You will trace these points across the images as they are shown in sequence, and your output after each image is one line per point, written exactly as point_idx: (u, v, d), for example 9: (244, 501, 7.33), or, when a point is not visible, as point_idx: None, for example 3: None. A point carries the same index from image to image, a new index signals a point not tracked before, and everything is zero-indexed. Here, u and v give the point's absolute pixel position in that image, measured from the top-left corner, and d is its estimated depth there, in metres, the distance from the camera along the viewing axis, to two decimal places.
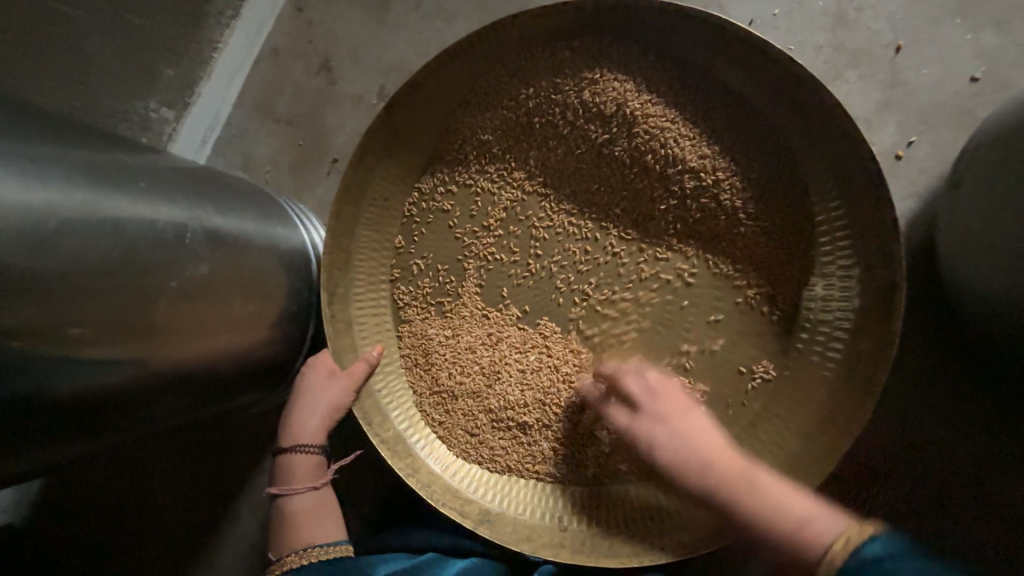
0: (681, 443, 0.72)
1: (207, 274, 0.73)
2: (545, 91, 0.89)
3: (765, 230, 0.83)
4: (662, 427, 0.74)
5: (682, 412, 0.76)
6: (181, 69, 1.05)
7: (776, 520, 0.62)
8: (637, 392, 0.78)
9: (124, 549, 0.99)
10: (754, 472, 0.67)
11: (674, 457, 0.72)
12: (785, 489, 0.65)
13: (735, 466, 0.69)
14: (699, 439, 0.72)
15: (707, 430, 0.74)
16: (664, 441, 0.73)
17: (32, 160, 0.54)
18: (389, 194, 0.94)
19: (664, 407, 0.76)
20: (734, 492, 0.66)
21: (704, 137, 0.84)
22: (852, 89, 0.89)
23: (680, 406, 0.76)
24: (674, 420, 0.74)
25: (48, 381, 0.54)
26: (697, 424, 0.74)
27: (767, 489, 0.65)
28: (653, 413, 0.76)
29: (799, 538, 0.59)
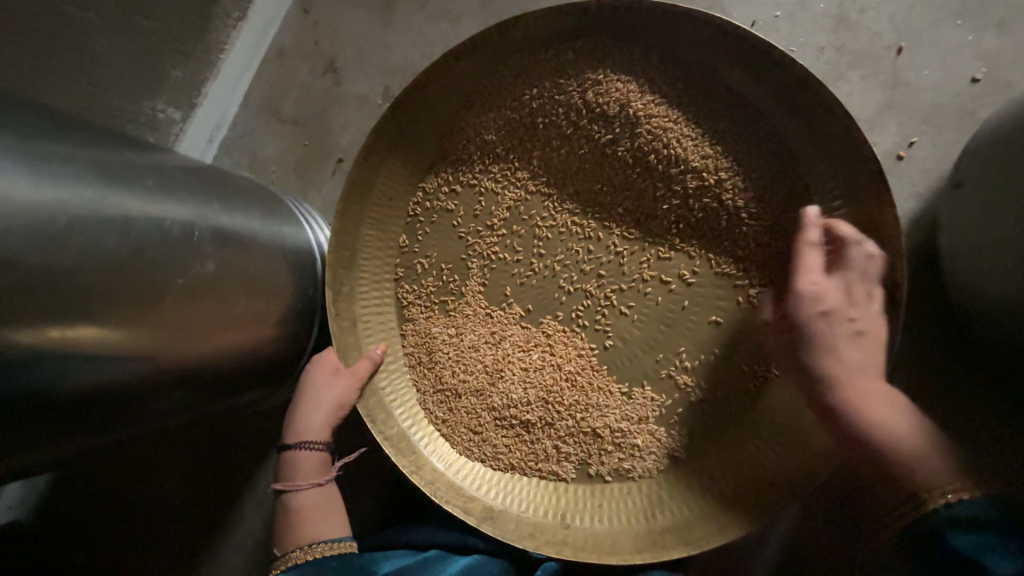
0: (857, 334, 0.72)
1: (214, 271, 0.74)
2: (549, 92, 0.89)
3: (767, 230, 0.83)
4: (826, 306, 0.73)
5: (868, 306, 0.73)
6: (188, 70, 1.06)
7: (901, 444, 0.68)
8: (848, 263, 0.74)
9: (129, 546, 1.00)
10: (883, 394, 0.70)
11: (832, 336, 0.72)
12: (895, 413, 0.69)
13: (875, 381, 0.71)
14: (860, 343, 0.72)
15: (877, 337, 0.72)
16: (831, 315, 0.73)
17: (43, 158, 0.56)
18: (393, 194, 0.95)
19: (861, 295, 0.73)
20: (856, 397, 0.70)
21: (706, 137, 0.84)
22: (853, 90, 0.90)
23: (867, 298, 0.73)
24: (866, 317, 0.72)
25: (59, 375, 0.55)
26: (866, 325, 0.72)
27: (884, 414, 0.69)
28: (817, 289, 0.73)
29: (911, 467, 0.67)
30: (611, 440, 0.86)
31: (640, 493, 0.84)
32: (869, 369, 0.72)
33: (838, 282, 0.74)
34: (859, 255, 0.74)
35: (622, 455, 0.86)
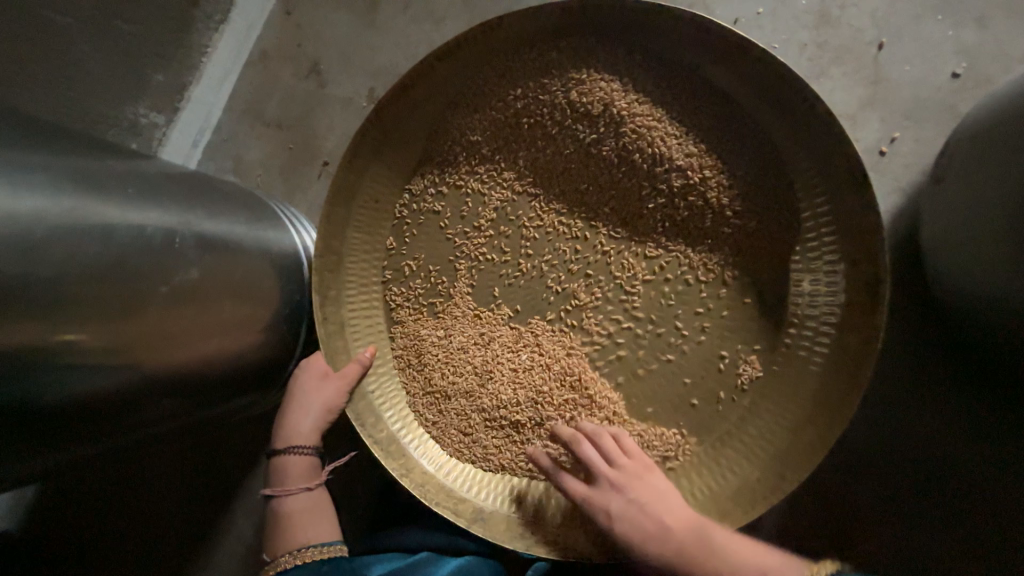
0: (638, 510, 0.74)
1: (198, 279, 0.73)
2: (533, 92, 0.89)
3: (752, 227, 0.84)
4: (621, 499, 0.75)
5: (642, 480, 0.77)
6: (170, 74, 1.05)
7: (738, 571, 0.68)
8: (595, 457, 0.79)
9: (119, 554, 0.99)
10: (710, 526, 0.73)
11: (638, 529, 0.73)
12: (744, 542, 0.72)
13: (694, 520, 0.74)
14: (668, 504, 0.75)
15: (667, 494, 0.76)
16: (624, 512, 0.74)
17: (18, 167, 0.55)
18: (379, 196, 0.94)
19: (623, 474, 0.77)
20: (704, 557, 0.70)
21: (690, 135, 0.84)
22: (836, 87, 0.90)
23: (639, 471, 0.78)
24: (636, 485, 0.76)
25: (39, 385, 0.54)
26: (660, 489, 0.76)
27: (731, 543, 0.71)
28: (614, 482, 0.76)
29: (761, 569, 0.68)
30: None
31: None
32: (664, 497, 0.75)
33: (609, 448, 0.79)
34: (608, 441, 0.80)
35: None
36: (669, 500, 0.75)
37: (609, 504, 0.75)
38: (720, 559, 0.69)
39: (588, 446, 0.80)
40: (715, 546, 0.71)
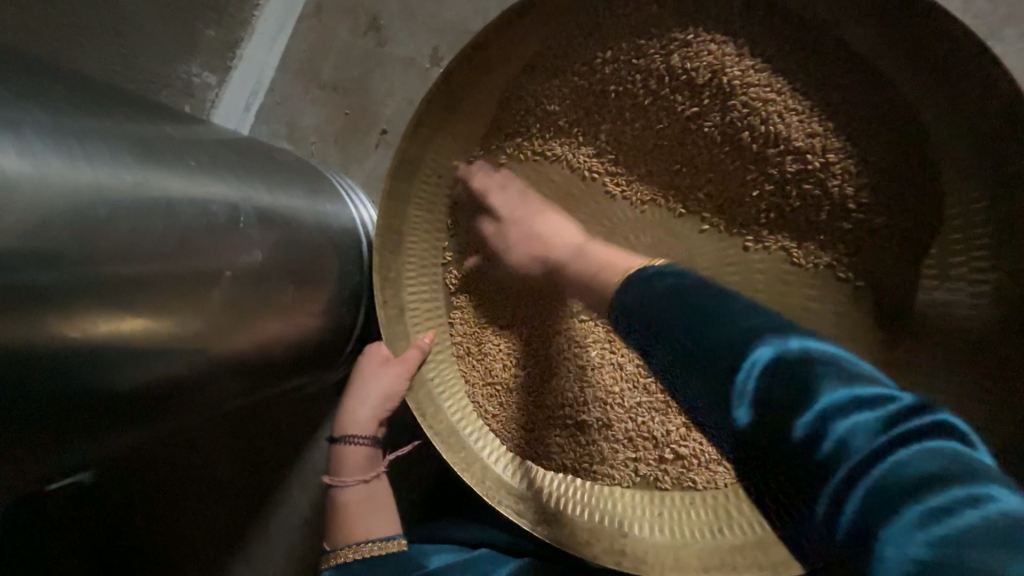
0: (532, 236, 0.82)
1: (262, 260, 0.69)
2: (626, 54, 0.78)
3: (878, 224, 0.72)
4: (519, 229, 0.82)
5: (537, 214, 0.82)
6: (221, 29, 0.98)
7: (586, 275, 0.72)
8: (499, 203, 0.84)
9: (182, 514, 1.03)
10: (590, 243, 0.77)
11: (521, 250, 0.83)
12: (612, 253, 0.74)
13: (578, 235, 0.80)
14: (557, 224, 0.81)
15: (563, 224, 0.81)
16: (519, 240, 0.83)
17: (77, 136, 0.49)
18: (443, 171, 0.86)
19: (517, 211, 0.83)
20: (571, 264, 0.76)
21: (815, 111, 0.72)
22: (1007, 52, 0.74)
23: (536, 208, 0.83)
24: (533, 218, 0.82)
25: (105, 376, 0.51)
26: (554, 219, 0.81)
27: (596, 256, 0.74)
28: (512, 218, 0.83)
29: (606, 273, 0.69)
30: (673, 447, 0.81)
31: (706, 505, 0.79)
32: (559, 225, 0.81)
33: (500, 196, 0.85)
34: (496, 187, 0.85)
35: (687, 464, 0.81)
36: (559, 227, 0.81)
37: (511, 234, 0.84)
38: (578, 269, 0.75)
39: (495, 193, 0.85)
40: (583, 257, 0.75)
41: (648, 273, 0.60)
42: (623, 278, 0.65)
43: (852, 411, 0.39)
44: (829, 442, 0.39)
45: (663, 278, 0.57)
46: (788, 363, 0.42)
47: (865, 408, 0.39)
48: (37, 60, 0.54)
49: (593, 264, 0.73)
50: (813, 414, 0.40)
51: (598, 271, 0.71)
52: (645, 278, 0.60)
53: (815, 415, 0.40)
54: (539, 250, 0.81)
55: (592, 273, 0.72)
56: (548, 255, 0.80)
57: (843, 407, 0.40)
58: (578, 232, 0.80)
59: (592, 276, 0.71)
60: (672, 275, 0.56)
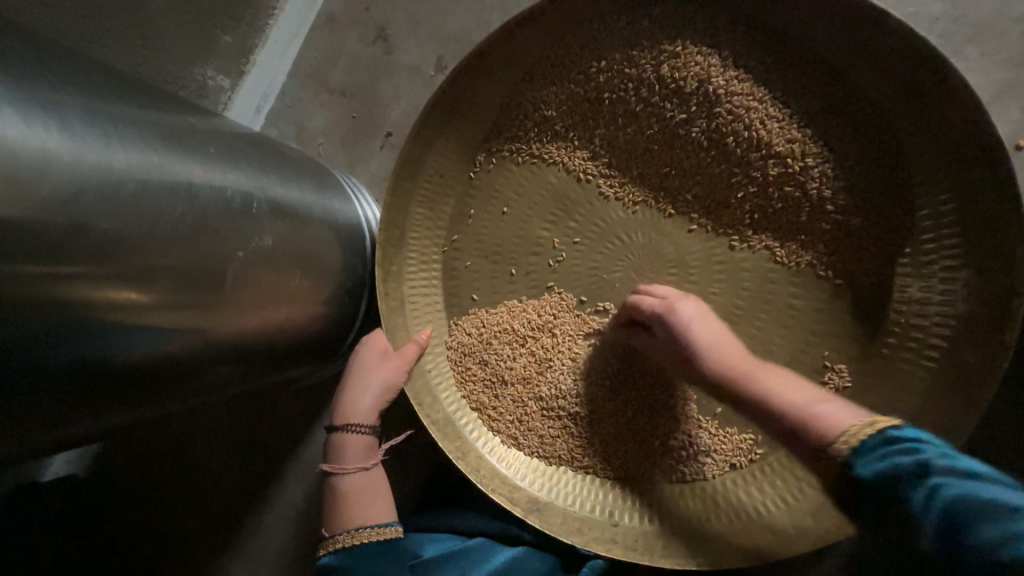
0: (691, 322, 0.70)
1: (271, 245, 0.72)
2: (619, 64, 0.83)
3: (855, 225, 0.77)
4: (679, 310, 0.71)
5: (697, 318, 0.71)
6: (237, 35, 1.03)
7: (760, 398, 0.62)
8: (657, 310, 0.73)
9: (178, 506, 1.03)
10: (766, 369, 0.65)
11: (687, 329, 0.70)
12: (798, 386, 0.63)
13: (747, 358, 0.68)
14: (713, 332, 0.70)
15: (716, 327, 0.71)
16: (690, 320, 0.70)
17: (109, 119, 0.53)
18: (444, 170, 0.90)
19: (684, 311, 0.72)
20: (752, 378, 0.64)
21: (794, 119, 0.77)
22: (970, 68, 0.81)
23: (704, 314, 0.72)
24: (688, 308, 0.72)
25: (116, 347, 0.52)
26: (706, 321, 0.71)
27: (776, 386, 0.63)
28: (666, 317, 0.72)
29: (814, 424, 0.57)
30: (664, 439, 0.83)
31: (695, 495, 0.81)
32: (714, 333, 0.70)
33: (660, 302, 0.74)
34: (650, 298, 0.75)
35: (676, 456, 0.82)
36: (720, 341, 0.69)
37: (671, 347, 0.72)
38: (767, 385, 0.63)
39: (681, 300, 0.73)
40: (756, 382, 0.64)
41: (887, 437, 0.52)
42: (845, 445, 0.53)
43: (987, 519, 0.44)
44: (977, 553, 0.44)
45: (923, 454, 0.49)
46: (917, 476, 0.48)
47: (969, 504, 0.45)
48: (69, 49, 0.58)
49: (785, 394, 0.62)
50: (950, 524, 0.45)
51: (808, 406, 0.59)
52: (886, 446, 0.51)
53: (934, 511, 0.46)
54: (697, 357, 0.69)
55: (790, 414, 0.60)
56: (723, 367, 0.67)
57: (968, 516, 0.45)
58: (735, 346, 0.70)
59: (789, 417, 0.60)
60: (920, 447, 0.50)
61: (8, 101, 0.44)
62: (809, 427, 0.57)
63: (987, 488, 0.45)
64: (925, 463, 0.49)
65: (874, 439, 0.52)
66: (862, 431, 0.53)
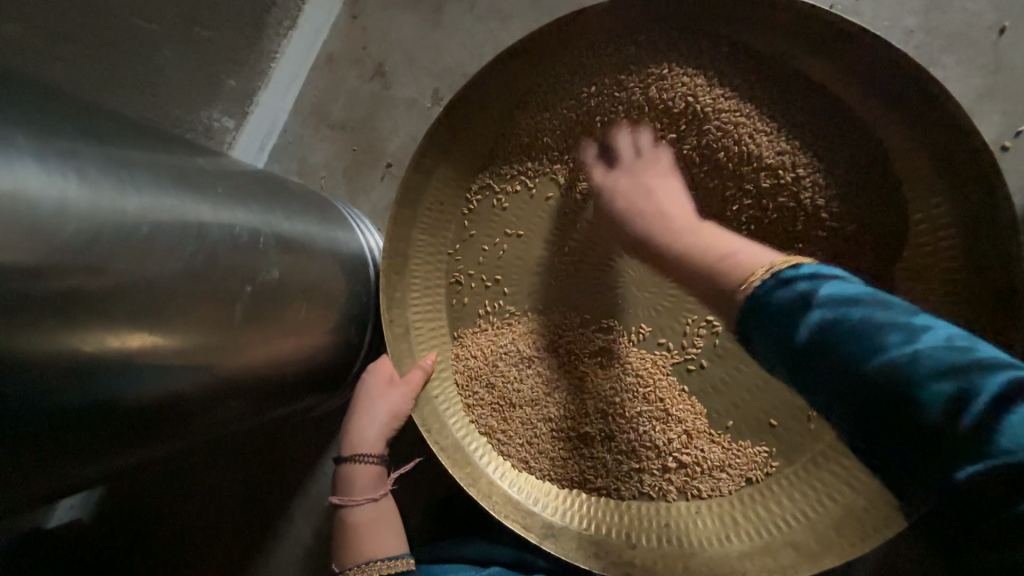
0: (656, 210, 0.78)
1: (278, 278, 0.73)
2: (608, 88, 0.86)
3: (852, 231, 0.78)
4: (626, 177, 0.82)
5: (659, 175, 0.81)
6: (241, 79, 1.07)
7: (693, 266, 0.69)
8: (624, 147, 0.85)
9: (183, 547, 1.01)
10: (700, 227, 0.74)
11: (632, 204, 0.80)
12: (730, 240, 0.69)
13: (692, 221, 0.76)
14: (670, 198, 0.79)
15: (671, 189, 0.80)
16: (648, 211, 0.78)
17: (125, 166, 0.55)
18: (444, 197, 0.92)
19: (642, 164, 0.83)
20: (675, 240, 0.74)
21: (782, 132, 0.80)
22: (948, 76, 0.84)
23: (651, 161, 0.83)
24: (647, 173, 0.82)
25: (127, 387, 0.53)
26: (649, 184, 0.81)
27: (708, 238, 0.71)
28: (626, 167, 0.83)
29: (741, 266, 0.63)
30: (677, 456, 0.81)
31: (712, 513, 0.79)
32: (671, 218, 0.76)
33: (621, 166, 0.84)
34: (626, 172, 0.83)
35: (690, 472, 0.81)
36: (671, 199, 0.79)
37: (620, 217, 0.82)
38: (694, 242, 0.72)
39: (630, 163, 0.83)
40: (679, 249, 0.72)
41: (778, 279, 0.58)
42: (750, 286, 0.59)
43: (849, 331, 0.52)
44: (921, 371, 0.48)
45: (811, 296, 0.55)
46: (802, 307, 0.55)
47: (787, 275, 0.58)
48: (82, 100, 0.60)
49: (701, 244, 0.70)
50: (983, 414, 0.45)
51: (721, 254, 0.66)
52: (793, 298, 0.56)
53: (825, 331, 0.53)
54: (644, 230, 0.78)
55: (710, 266, 0.66)
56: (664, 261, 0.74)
57: (828, 313, 0.53)
58: (689, 211, 0.78)
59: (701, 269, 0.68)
60: (822, 288, 0.55)
61: (32, 155, 0.46)
62: (717, 283, 0.64)
63: (811, 283, 0.56)
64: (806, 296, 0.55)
65: (771, 279, 0.58)
66: (758, 277, 0.59)
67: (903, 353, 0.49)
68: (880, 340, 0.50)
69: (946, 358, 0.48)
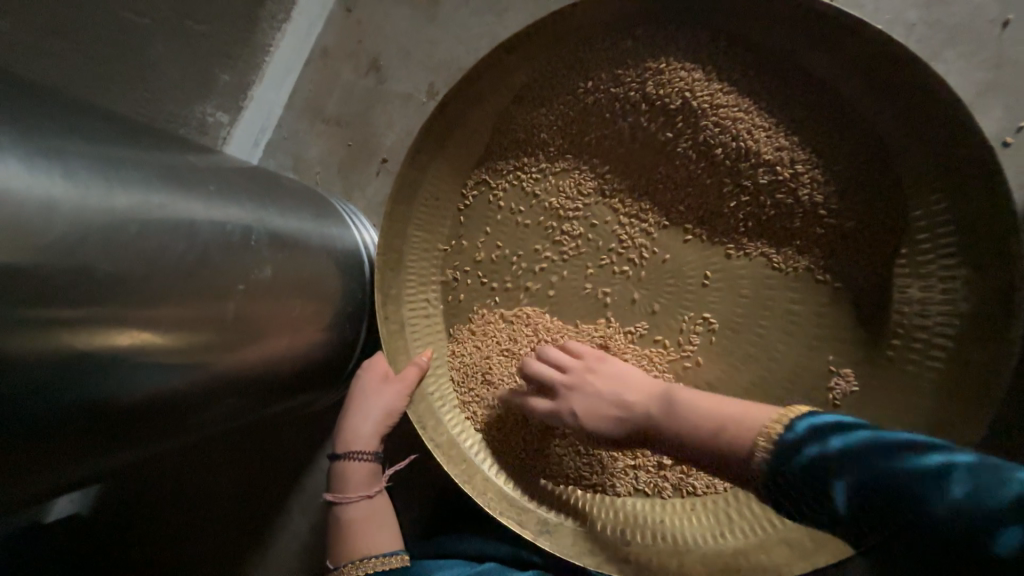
0: (608, 394, 0.73)
1: (271, 276, 0.73)
2: (605, 83, 0.85)
3: (850, 228, 0.77)
4: (578, 397, 0.74)
5: (596, 369, 0.76)
6: (235, 73, 1.06)
7: (695, 430, 0.64)
8: (550, 373, 0.78)
9: (182, 543, 1.02)
10: (677, 389, 0.70)
11: (593, 412, 0.73)
12: (718, 400, 0.66)
13: (658, 386, 0.72)
14: (617, 381, 0.74)
15: (625, 375, 0.75)
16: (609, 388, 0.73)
17: (113, 162, 0.54)
18: (440, 193, 0.91)
19: (578, 369, 0.76)
20: (662, 413, 0.68)
21: (781, 127, 0.79)
22: (950, 70, 0.82)
23: (592, 369, 0.76)
24: (593, 379, 0.75)
25: (117, 387, 0.52)
26: (616, 372, 0.75)
27: (693, 398, 0.67)
28: (571, 383, 0.75)
29: (742, 439, 0.60)
30: None
31: (707, 510, 0.79)
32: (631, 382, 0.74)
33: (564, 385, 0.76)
34: (575, 370, 0.76)
35: (686, 470, 0.81)
36: (624, 383, 0.74)
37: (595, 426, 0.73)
38: (685, 395, 0.68)
39: (578, 375, 0.76)
40: (673, 407, 0.67)
41: (784, 438, 0.56)
42: (766, 443, 0.57)
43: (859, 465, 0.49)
44: (957, 504, 0.44)
45: (808, 450, 0.53)
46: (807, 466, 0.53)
47: (786, 437, 0.56)
48: (69, 95, 0.59)
49: (698, 404, 0.66)
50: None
51: (719, 422, 0.63)
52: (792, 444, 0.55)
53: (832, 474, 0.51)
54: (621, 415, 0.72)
55: (715, 439, 0.62)
56: (640, 416, 0.70)
57: (822, 445, 0.53)
58: (650, 381, 0.74)
59: (708, 447, 0.63)
60: (812, 444, 0.54)
61: (16, 151, 0.45)
62: (727, 449, 0.61)
63: (808, 441, 0.54)
64: (800, 442, 0.55)
65: (785, 433, 0.56)
66: (773, 431, 0.57)
67: (935, 484, 0.45)
68: (901, 472, 0.47)
69: (979, 485, 0.44)
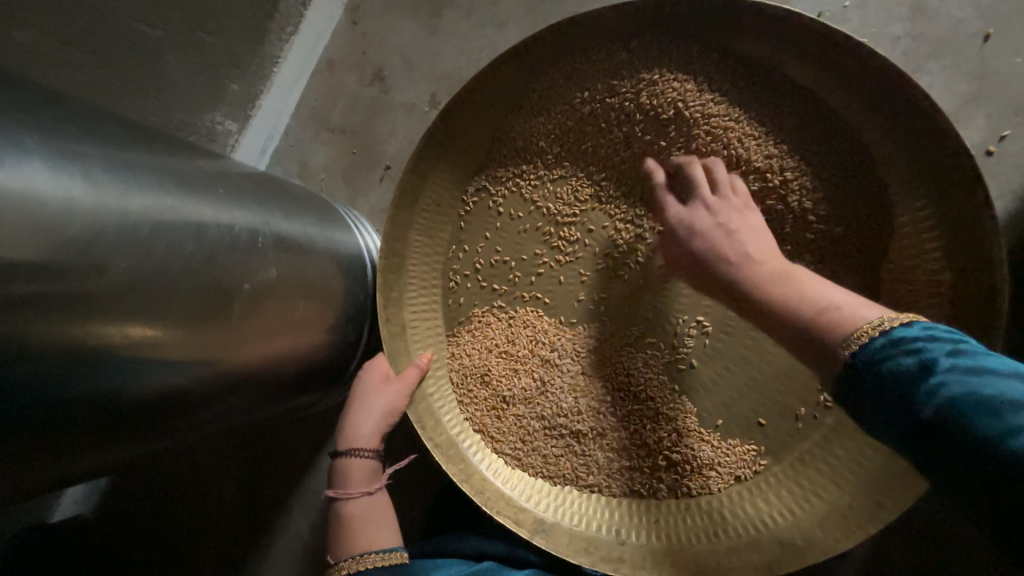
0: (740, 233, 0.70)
1: (276, 277, 0.75)
2: (601, 94, 0.88)
3: (839, 233, 0.79)
4: (710, 219, 0.72)
5: (742, 212, 0.72)
6: (244, 83, 1.10)
7: (795, 308, 0.61)
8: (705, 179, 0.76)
9: (184, 541, 1.04)
10: (800, 269, 0.65)
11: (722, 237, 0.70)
12: (829, 288, 0.62)
13: (783, 262, 0.67)
14: (759, 240, 0.69)
15: (763, 231, 0.71)
16: (742, 228, 0.70)
17: (129, 165, 0.57)
18: (440, 199, 0.94)
19: (732, 202, 0.73)
20: (768, 281, 0.64)
21: (770, 136, 0.81)
22: (934, 81, 0.85)
23: (740, 206, 0.73)
24: (734, 218, 0.71)
25: (126, 380, 0.55)
26: (755, 224, 0.71)
27: (817, 285, 0.62)
28: (715, 203, 0.73)
29: (838, 322, 0.57)
30: (667, 454, 0.83)
31: (701, 511, 0.80)
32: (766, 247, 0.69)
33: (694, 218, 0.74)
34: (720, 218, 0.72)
35: (680, 471, 0.82)
36: (759, 240, 0.69)
37: (699, 254, 0.71)
38: (804, 282, 0.63)
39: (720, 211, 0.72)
40: (787, 282, 0.63)
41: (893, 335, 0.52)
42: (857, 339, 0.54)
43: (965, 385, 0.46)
44: None
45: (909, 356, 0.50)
46: (915, 372, 0.49)
47: (898, 333, 0.52)
48: (89, 103, 0.62)
49: (808, 290, 0.62)
50: None
51: (819, 307, 0.59)
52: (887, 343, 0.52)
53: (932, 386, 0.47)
54: (734, 256, 0.68)
55: (807, 318, 0.59)
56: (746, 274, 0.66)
57: (932, 357, 0.49)
58: (777, 254, 0.69)
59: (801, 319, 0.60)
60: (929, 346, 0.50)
61: (40, 154, 0.48)
62: (820, 331, 0.58)
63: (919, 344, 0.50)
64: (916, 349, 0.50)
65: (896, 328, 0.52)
66: (875, 329, 0.53)
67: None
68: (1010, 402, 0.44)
69: None
